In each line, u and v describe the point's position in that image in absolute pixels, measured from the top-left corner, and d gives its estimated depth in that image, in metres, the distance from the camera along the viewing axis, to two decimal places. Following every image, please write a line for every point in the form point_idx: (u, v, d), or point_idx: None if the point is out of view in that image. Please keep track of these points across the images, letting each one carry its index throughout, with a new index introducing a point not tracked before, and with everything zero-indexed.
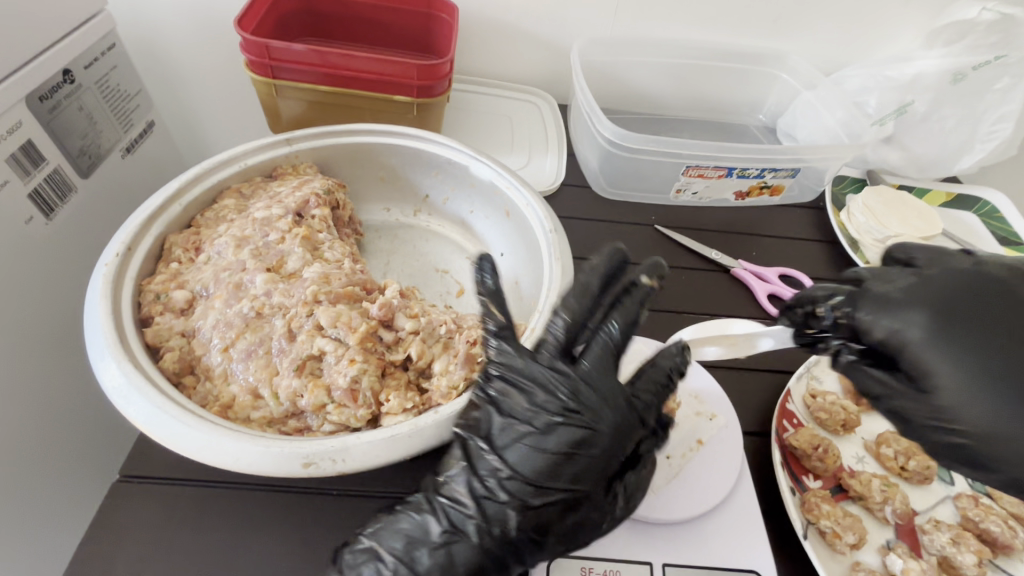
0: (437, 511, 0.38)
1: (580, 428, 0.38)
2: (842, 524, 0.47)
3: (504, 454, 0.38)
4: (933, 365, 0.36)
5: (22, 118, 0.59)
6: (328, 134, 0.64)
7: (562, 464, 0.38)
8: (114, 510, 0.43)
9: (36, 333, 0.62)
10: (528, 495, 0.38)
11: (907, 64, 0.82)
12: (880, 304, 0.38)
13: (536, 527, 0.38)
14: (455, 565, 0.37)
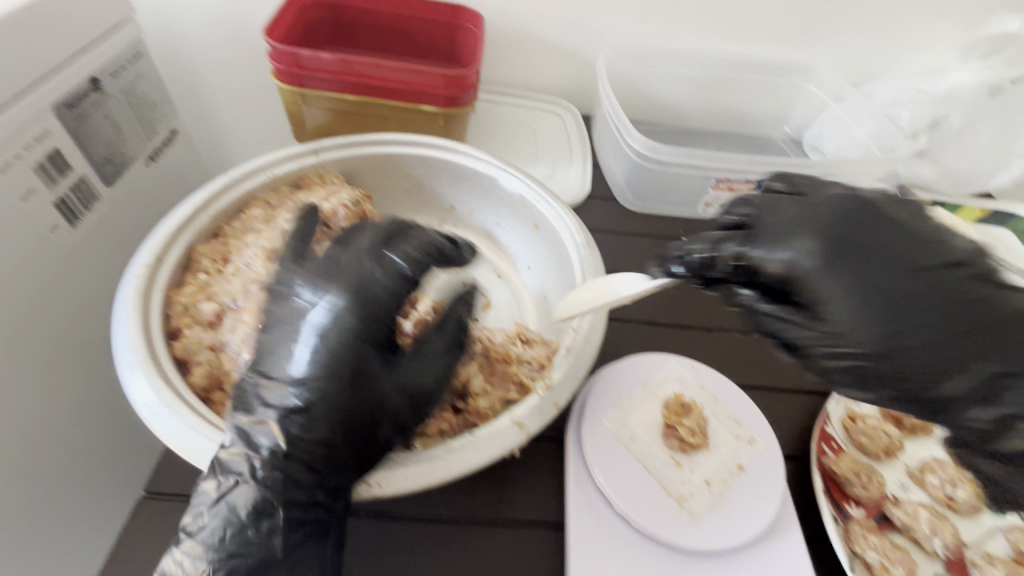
0: (241, 458, 0.36)
1: (337, 326, 0.38)
2: (890, 557, 0.45)
3: (285, 376, 0.37)
4: (826, 294, 0.33)
5: (50, 126, 0.59)
6: (355, 144, 0.64)
7: (350, 372, 0.37)
8: (139, 527, 0.42)
9: (59, 342, 0.61)
10: (325, 408, 0.36)
11: (942, 77, 0.81)
12: (769, 238, 0.36)
13: (317, 446, 0.36)
14: (262, 501, 0.34)
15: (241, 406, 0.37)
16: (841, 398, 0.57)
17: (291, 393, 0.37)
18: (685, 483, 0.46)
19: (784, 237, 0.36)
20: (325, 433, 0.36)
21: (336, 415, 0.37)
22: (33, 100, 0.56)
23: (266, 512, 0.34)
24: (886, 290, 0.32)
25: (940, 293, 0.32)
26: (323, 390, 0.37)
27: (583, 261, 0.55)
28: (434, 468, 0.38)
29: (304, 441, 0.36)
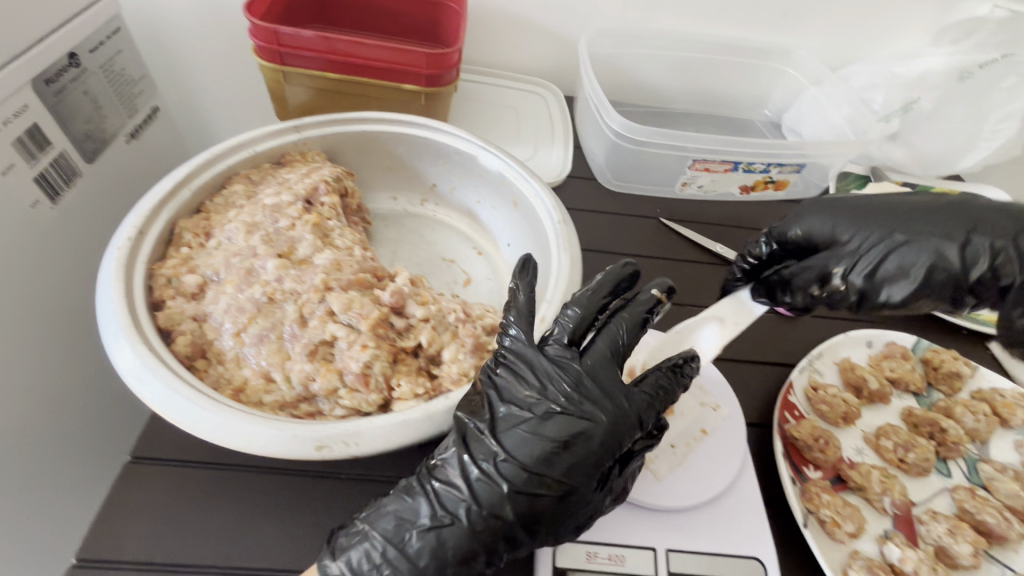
0: (430, 494, 0.38)
1: (593, 426, 0.39)
2: (841, 513, 0.48)
3: (496, 436, 0.39)
4: (911, 263, 0.46)
5: (27, 101, 0.58)
6: (336, 121, 0.65)
7: (557, 450, 0.38)
8: (127, 489, 0.44)
9: (43, 317, 0.62)
10: (518, 478, 0.37)
11: (914, 61, 0.83)
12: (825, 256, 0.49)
13: (500, 514, 0.36)
14: (444, 546, 0.36)
15: (466, 450, 0.39)
16: (805, 369, 0.60)
17: (495, 454, 0.38)
18: (651, 447, 0.49)
19: (852, 218, 0.50)
20: (510, 504, 0.37)
21: (522, 489, 0.37)
22: (9, 74, 0.56)
23: (442, 562, 0.36)
24: (887, 234, 0.47)
25: (911, 228, 0.47)
26: (538, 474, 0.37)
27: (560, 236, 0.56)
28: (410, 427, 0.39)
29: (495, 505, 0.37)
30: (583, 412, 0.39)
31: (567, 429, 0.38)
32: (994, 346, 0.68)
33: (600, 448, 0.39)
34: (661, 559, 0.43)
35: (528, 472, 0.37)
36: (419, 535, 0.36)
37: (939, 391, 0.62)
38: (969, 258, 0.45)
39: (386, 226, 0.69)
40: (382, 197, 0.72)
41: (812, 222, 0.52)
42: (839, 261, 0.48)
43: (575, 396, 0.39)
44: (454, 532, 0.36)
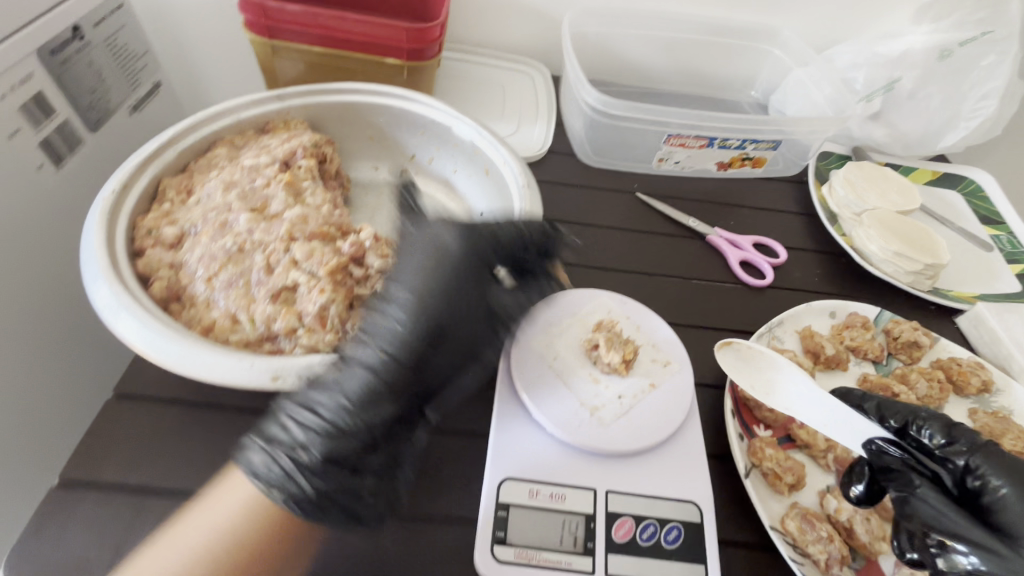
0: (340, 362, 0.43)
1: (445, 265, 0.46)
2: (783, 466, 0.49)
3: (395, 299, 0.45)
4: (1017, 515, 0.38)
5: (33, 69, 0.63)
6: (318, 92, 0.67)
7: (441, 291, 0.45)
8: (106, 421, 0.48)
9: (29, 271, 0.66)
10: (408, 323, 0.43)
11: (896, 40, 0.83)
12: (990, 453, 0.41)
13: (404, 368, 0.42)
14: (369, 405, 0.41)
15: (373, 307, 0.45)
16: (764, 335, 0.62)
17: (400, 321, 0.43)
18: (599, 398, 0.51)
19: (1013, 474, 0.40)
20: (415, 358, 0.43)
21: (418, 341, 0.43)
22: (15, 45, 0.60)
23: (360, 410, 0.40)
24: (1003, 480, 0.39)
25: None
26: (422, 311, 0.44)
27: (523, 199, 0.59)
28: (361, 362, 0.42)
29: (406, 358, 0.42)
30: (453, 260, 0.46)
31: (438, 272, 0.45)
32: (960, 320, 0.69)
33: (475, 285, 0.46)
34: (601, 499, 0.45)
35: (416, 311, 0.44)
36: (334, 395, 0.40)
37: (898, 359, 0.63)
38: None
39: (366, 194, 0.72)
40: (363, 167, 0.74)
41: (967, 440, 0.43)
42: (957, 449, 0.43)
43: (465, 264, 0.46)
44: (371, 392, 0.41)
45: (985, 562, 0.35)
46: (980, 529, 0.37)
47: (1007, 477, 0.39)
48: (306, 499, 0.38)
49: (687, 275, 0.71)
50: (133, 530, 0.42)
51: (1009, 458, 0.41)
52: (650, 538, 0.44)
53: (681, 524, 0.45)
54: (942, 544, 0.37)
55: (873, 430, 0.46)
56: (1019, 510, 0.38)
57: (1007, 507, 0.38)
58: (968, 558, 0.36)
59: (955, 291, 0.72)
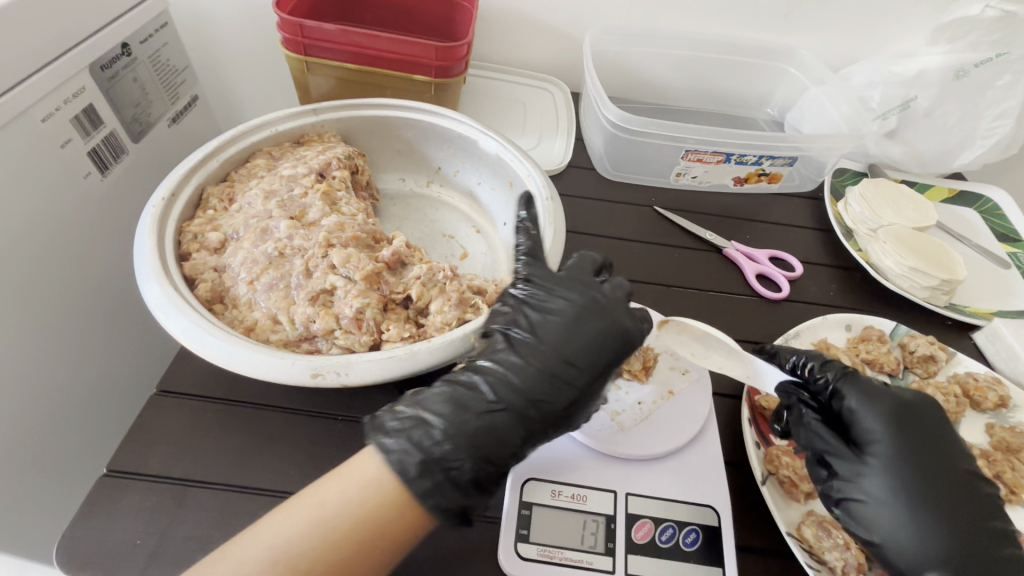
0: (417, 420, 0.41)
1: (521, 360, 0.45)
2: (800, 474, 0.50)
3: (535, 334, 0.47)
4: (868, 425, 0.48)
5: (85, 84, 0.67)
6: (351, 106, 0.70)
7: (549, 380, 0.45)
8: (149, 416, 0.50)
9: (74, 275, 0.70)
10: (509, 426, 0.42)
11: (912, 61, 0.85)
12: (858, 384, 0.50)
13: (544, 396, 0.44)
14: (501, 427, 0.42)
15: (460, 384, 0.44)
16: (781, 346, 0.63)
17: (506, 351, 0.46)
18: (619, 403, 0.52)
19: (864, 394, 0.49)
20: (568, 386, 0.45)
21: (570, 367, 0.45)
22: (71, 61, 0.64)
23: (485, 450, 0.41)
24: (859, 400, 0.49)
25: (879, 460, 0.47)
26: (523, 391, 0.44)
27: (546, 212, 0.61)
28: (395, 363, 0.44)
29: (564, 393, 0.45)
30: (547, 343, 0.46)
31: (527, 371, 0.44)
32: (977, 337, 0.70)
33: (537, 403, 0.44)
34: (621, 501, 0.47)
35: (519, 409, 0.43)
36: (439, 446, 0.40)
37: (914, 373, 0.64)
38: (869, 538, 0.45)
39: (394, 204, 0.75)
40: (391, 178, 0.78)
41: (834, 369, 0.51)
42: (829, 377, 0.51)
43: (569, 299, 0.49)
44: (471, 445, 0.41)
45: (846, 471, 0.47)
46: (839, 442, 0.49)
47: (859, 398, 0.49)
48: (429, 502, 0.39)
49: (704, 287, 0.73)
50: (178, 519, 0.44)
51: (863, 380, 0.50)
52: (669, 540, 0.45)
53: (699, 527, 0.46)
54: (820, 460, 0.49)
55: (782, 376, 0.53)
56: (868, 422, 0.48)
57: (859, 420, 0.49)
58: (834, 470, 0.48)
59: (972, 307, 0.73)
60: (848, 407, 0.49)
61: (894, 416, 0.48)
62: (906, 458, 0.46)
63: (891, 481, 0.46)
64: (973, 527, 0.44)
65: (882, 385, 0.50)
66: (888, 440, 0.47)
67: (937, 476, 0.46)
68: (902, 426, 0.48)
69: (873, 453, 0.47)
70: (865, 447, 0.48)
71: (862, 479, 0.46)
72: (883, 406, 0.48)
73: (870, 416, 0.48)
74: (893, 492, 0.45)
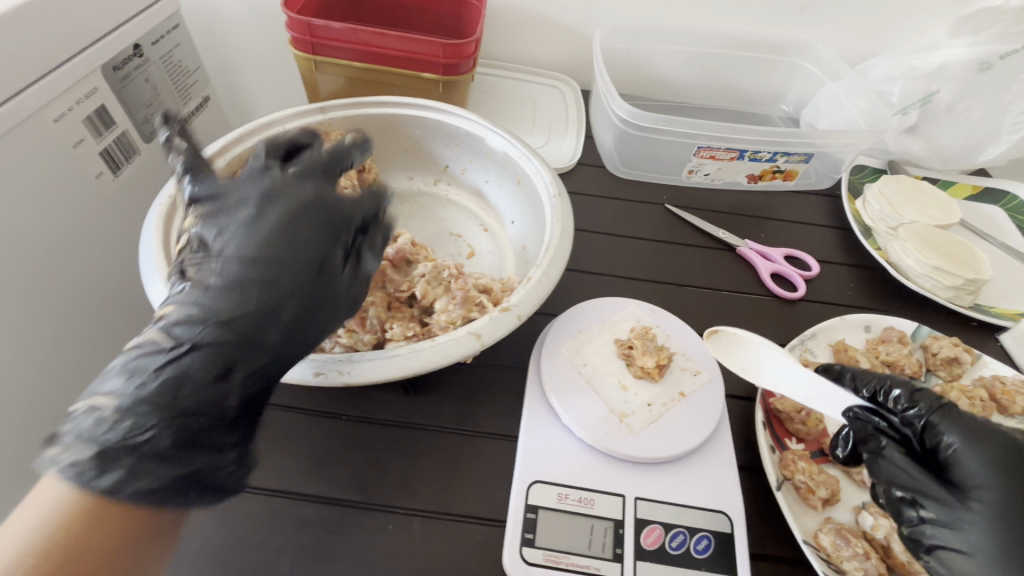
0: (124, 377, 0.35)
1: (202, 296, 0.38)
2: (816, 479, 0.48)
3: (212, 259, 0.40)
4: (968, 466, 0.41)
5: (97, 85, 0.68)
6: (358, 104, 0.70)
7: (247, 319, 0.38)
8: None
9: (80, 273, 0.70)
10: (194, 375, 0.36)
11: (932, 54, 0.82)
12: (955, 416, 0.43)
13: (225, 346, 0.37)
14: (187, 377, 0.36)
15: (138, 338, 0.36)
16: (797, 347, 0.61)
17: (243, 282, 0.39)
18: (628, 404, 0.51)
19: (968, 429, 0.42)
20: (253, 328, 0.38)
21: (294, 297, 0.40)
22: (84, 62, 0.65)
23: (163, 408, 0.35)
24: (961, 435, 0.42)
25: (987, 508, 0.39)
26: (203, 334, 0.37)
27: (553, 209, 0.60)
28: (397, 362, 0.43)
29: (247, 338, 0.38)
30: (217, 282, 0.39)
31: (225, 311, 0.38)
32: (1004, 338, 0.67)
33: (213, 348, 0.37)
34: (629, 505, 0.45)
35: (196, 355, 0.36)
36: (164, 413, 0.35)
37: (937, 376, 0.61)
38: None
39: (401, 203, 0.75)
40: (399, 178, 0.77)
41: (928, 399, 0.44)
42: (918, 407, 0.44)
43: (289, 229, 0.41)
44: (154, 404, 0.35)
45: (938, 514, 0.40)
46: (933, 483, 0.41)
47: (960, 434, 0.42)
48: (127, 490, 0.34)
49: (717, 287, 0.71)
50: None
51: (965, 414, 0.43)
52: (680, 547, 0.44)
53: (711, 534, 0.44)
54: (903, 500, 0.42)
55: (851, 401, 0.47)
56: (970, 463, 0.41)
57: (959, 460, 0.41)
58: (922, 512, 0.40)
59: (998, 307, 0.70)
60: (947, 444, 0.42)
61: (1006, 460, 0.40)
62: (1019, 511, 0.38)
63: (997, 533, 0.38)
64: None
65: (993, 426, 0.42)
66: (996, 486, 0.39)
67: None
68: (1017, 471, 0.40)
69: (977, 499, 0.39)
70: (964, 491, 0.40)
71: (962, 527, 0.39)
72: (989, 446, 0.41)
73: (973, 458, 0.41)
74: (1001, 548, 0.37)
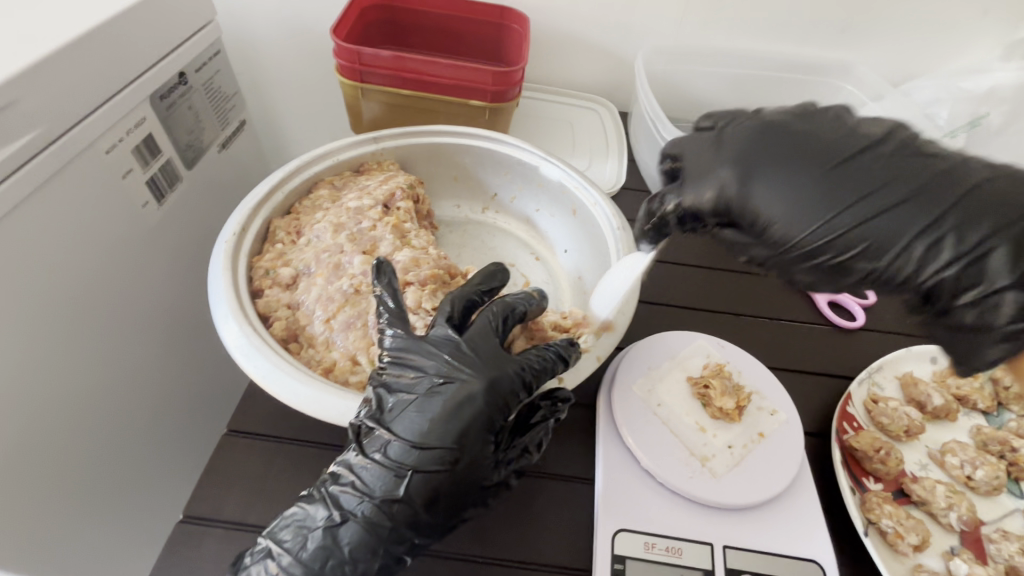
0: (308, 534, 0.39)
1: (381, 467, 0.39)
2: (905, 524, 0.47)
3: (395, 431, 0.40)
4: (766, 208, 0.38)
5: (145, 114, 0.67)
6: (410, 134, 0.70)
7: (417, 493, 0.39)
8: (222, 458, 0.49)
9: (131, 305, 0.68)
10: (356, 550, 0.38)
11: (983, 77, 0.82)
12: (706, 167, 0.41)
13: (389, 516, 0.39)
14: (347, 553, 0.38)
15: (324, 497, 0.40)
16: (864, 381, 0.60)
17: (394, 487, 0.39)
18: (707, 446, 0.50)
19: (741, 162, 0.39)
20: (421, 502, 0.39)
21: (437, 500, 0.40)
22: (134, 91, 0.64)
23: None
24: (736, 169, 0.39)
25: (867, 197, 0.36)
26: (370, 507, 0.39)
27: (618, 242, 0.59)
28: None
29: (412, 509, 0.39)
30: (400, 463, 0.39)
31: (396, 483, 0.39)
32: None
33: (387, 522, 0.39)
34: (719, 554, 0.44)
35: (364, 528, 0.38)
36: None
37: (1010, 411, 0.60)
38: (994, 272, 0.34)
39: (451, 231, 0.75)
40: (447, 205, 0.76)
41: (694, 158, 0.42)
42: (697, 182, 0.40)
43: (454, 441, 0.40)
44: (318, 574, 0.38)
45: (947, 234, 0.34)
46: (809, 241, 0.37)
47: (732, 174, 0.39)
48: None
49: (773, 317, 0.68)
50: None
51: (717, 162, 0.40)
52: None
53: None
54: (842, 266, 0.37)
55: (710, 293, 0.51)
56: (774, 203, 0.38)
57: (768, 210, 0.38)
58: (872, 261, 0.36)
59: None
60: (746, 198, 0.39)
61: (805, 161, 0.37)
62: (841, 197, 0.36)
63: (899, 225, 0.35)
64: (951, 190, 0.35)
65: (759, 144, 0.39)
66: (805, 212, 0.37)
67: (893, 173, 0.36)
68: (839, 168, 0.37)
69: (932, 181, 0.35)
70: (802, 216, 0.37)
71: (884, 254, 0.36)
72: (793, 165, 0.38)
73: (767, 195, 0.38)
74: (917, 228, 0.35)
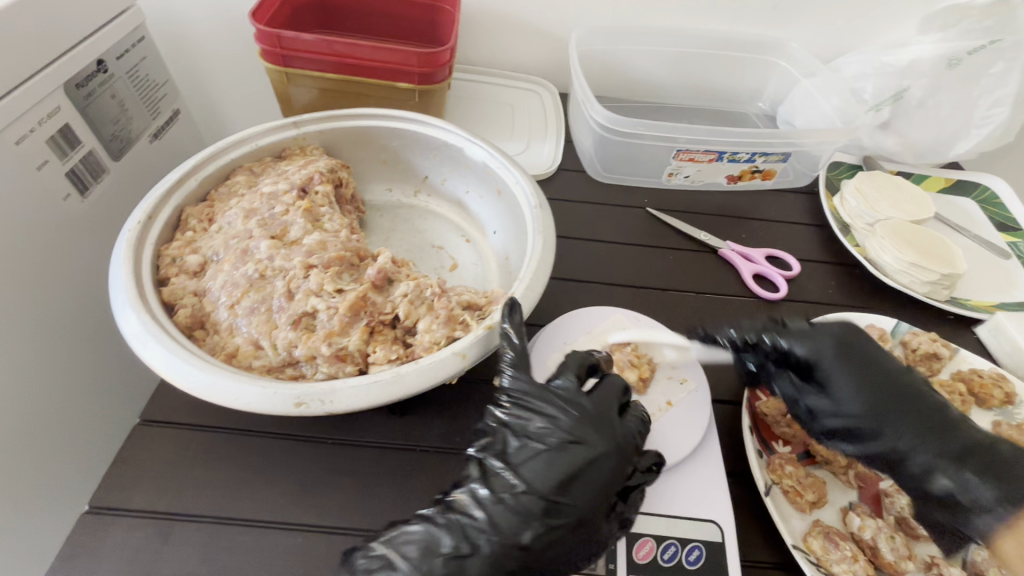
0: (448, 528, 0.40)
1: (516, 497, 0.41)
2: (803, 483, 0.49)
3: (522, 465, 0.43)
4: (838, 379, 0.50)
5: (60, 104, 0.64)
6: (332, 117, 0.68)
7: (558, 523, 0.41)
8: (134, 446, 0.49)
9: (45, 304, 0.66)
10: (483, 572, 0.39)
11: (902, 50, 0.83)
12: (800, 335, 0.53)
13: (524, 541, 0.40)
14: (472, 575, 0.39)
15: (446, 512, 0.42)
16: None
17: (519, 530, 0.40)
18: None
19: (859, 367, 0.51)
20: (547, 535, 0.41)
21: (569, 533, 0.41)
22: (43, 81, 0.61)
23: None
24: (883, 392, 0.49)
25: (932, 419, 0.48)
26: (506, 530, 0.40)
27: (535, 220, 0.59)
28: (381, 388, 0.43)
29: (537, 538, 0.40)
30: (564, 496, 0.42)
31: (521, 510, 0.41)
32: (979, 331, 0.68)
33: (509, 546, 0.40)
34: None
35: (507, 548, 0.40)
36: None
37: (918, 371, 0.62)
38: (928, 470, 0.46)
39: (381, 216, 0.74)
40: (378, 189, 0.76)
41: (821, 348, 0.52)
42: (811, 344, 0.52)
43: (586, 501, 0.42)
44: None
45: (916, 445, 0.47)
46: (817, 397, 0.51)
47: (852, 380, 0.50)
48: None
49: (700, 289, 0.71)
50: (164, 554, 0.43)
51: (796, 328, 0.53)
52: (672, 559, 0.44)
53: (702, 544, 0.45)
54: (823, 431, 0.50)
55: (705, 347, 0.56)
56: (845, 390, 0.50)
57: (844, 400, 0.50)
58: (837, 423, 0.49)
59: (973, 300, 0.72)
60: (825, 372, 0.51)
61: (887, 381, 0.50)
62: (880, 400, 0.49)
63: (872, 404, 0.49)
64: (933, 409, 0.49)
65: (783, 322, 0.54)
66: (857, 391, 0.49)
67: (899, 395, 0.49)
68: (882, 383, 0.50)
69: (910, 410, 0.48)
70: (853, 397, 0.49)
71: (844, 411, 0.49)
72: (883, 378, 0.50)
73: (839, 374, 0.50)
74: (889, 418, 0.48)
